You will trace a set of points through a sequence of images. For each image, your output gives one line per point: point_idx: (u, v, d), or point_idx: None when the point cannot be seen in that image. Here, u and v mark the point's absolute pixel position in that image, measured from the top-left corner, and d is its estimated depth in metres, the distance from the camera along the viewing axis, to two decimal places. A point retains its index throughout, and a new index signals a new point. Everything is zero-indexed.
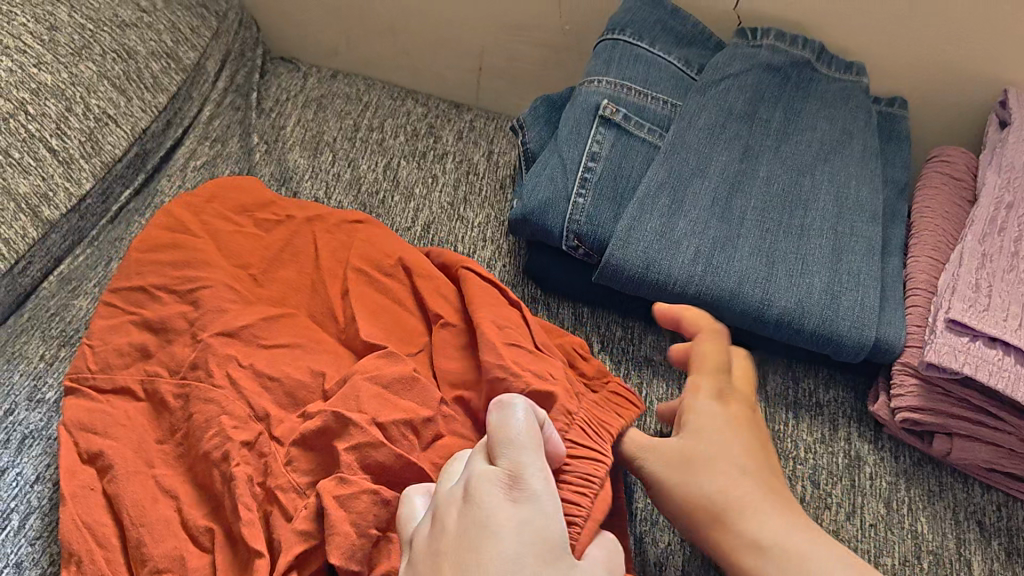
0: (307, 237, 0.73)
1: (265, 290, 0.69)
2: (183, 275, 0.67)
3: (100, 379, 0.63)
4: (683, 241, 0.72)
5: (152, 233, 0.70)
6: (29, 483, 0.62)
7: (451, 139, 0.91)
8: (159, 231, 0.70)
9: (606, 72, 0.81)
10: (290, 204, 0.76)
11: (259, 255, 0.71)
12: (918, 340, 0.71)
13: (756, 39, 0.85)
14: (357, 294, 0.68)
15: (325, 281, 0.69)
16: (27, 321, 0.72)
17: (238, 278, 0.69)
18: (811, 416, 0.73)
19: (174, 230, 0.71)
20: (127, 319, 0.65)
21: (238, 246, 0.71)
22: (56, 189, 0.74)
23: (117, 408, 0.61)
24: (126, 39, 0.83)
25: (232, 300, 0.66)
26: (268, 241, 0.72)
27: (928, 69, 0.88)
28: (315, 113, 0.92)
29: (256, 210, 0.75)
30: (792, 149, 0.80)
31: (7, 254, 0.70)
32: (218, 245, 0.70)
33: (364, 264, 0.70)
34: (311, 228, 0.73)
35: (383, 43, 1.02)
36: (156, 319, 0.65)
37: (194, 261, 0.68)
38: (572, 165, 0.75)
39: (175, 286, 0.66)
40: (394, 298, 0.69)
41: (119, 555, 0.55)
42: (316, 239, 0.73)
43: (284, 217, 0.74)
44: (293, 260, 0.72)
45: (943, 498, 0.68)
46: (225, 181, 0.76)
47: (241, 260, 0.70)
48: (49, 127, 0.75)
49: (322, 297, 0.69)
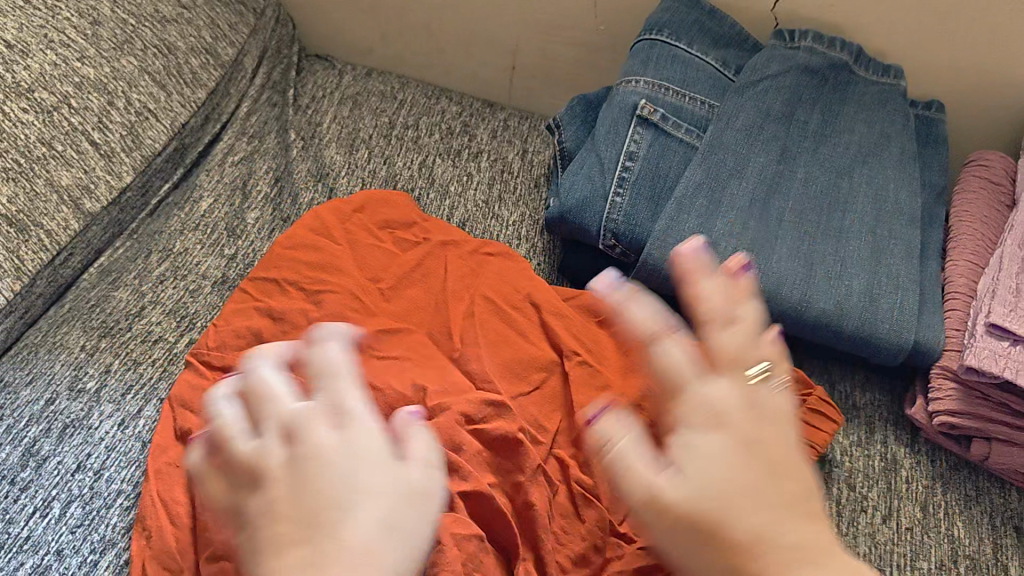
0: (434, 256, 0.75)
1: (390, 306, 0.71)
2: (317, 279, 0.71)
3: (212, 355, 0.65)
4: (721, 242, 0.72)
5: (297, 232, 0.75)
6: (70, 471, 0.63)
7: (486, 137, 0.92)
8: (305, 232, 0.75)
9: (643, 72, 0.81)
10: (434, 228, 0.78)
11: (406, 266, 0.74)
12: (956, 344, 0.70)
13: (794, 40, 0.85)
14: (483, 321, 0.69)
15: (449, 301, 0.71)
16: (68, 313, 0.72)
17: (361, 284, 0.72)
18: (847, 419, 0.73)
19: (318, 232, 0.75)
20: (252, 307, 0.69)
21: (374, 261, 0.74)
22: (98, 181, 0.75)
23: (222, 386, 0.63)
24: (167, 34, 0.84)
25: (353, 308, 0.70)
26: (412, 255, 0.75)
27: (966, 72, 0.88)
28: (350, 110, 0.93)
29: (399, 228, 0.78)
30: (830, 151, 0.80)
31: (49, 246, 0.71)
32: (355, 255, 0.74)
33: (496, 296, 0.71)
34: (445, 252, 0.76)
35: (417, 41, 1.02)
36: (276, 309, 0.68)
37: (328, 266, 0.72)
38: (609, 165, 0.75)
39: (306, 285, 0.70)
40: (518, 331, 0.69)
41: (188, 534, 0.56)
42: (453, 262, 0.75)
43: (422, 240, 0.77)
44: (437, 276, 0.74)
45: (980, 503, 0.68)
46: (379, 195, 0.80)
47: (360, 266, 0.74)
48: (92, 120, 0.76)
49: (443, 317, 0.70)
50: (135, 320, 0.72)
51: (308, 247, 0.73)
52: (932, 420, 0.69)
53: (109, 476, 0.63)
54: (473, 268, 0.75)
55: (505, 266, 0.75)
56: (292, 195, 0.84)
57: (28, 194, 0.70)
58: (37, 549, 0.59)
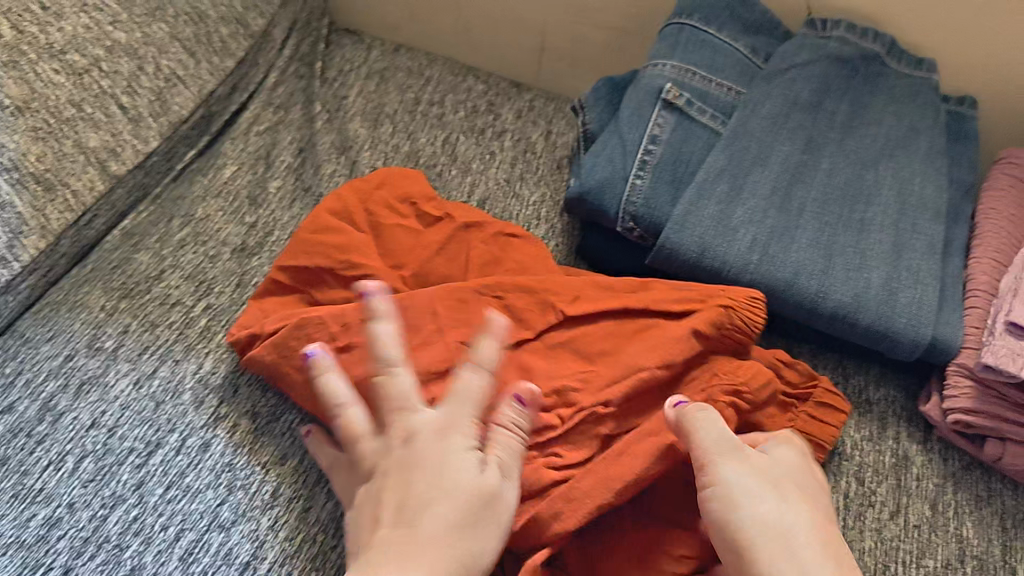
0: (456, 238, 0.72)
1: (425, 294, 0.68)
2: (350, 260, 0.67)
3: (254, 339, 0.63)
4: (740, 228, 0.71)
5: (317, 216, 0.70)
6: (85, 427, 0.64)
7: (511, 117, 0.92)
8: (324, 214, 0.71)
9: (670, 56, 0.80)
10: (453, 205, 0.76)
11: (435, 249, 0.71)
12: (975, 342, 0.69)
13: (825, 30, 0.84)
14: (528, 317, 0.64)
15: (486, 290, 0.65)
16: (90, 273, 0.73)
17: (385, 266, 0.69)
18: (860, 413, 0.72)
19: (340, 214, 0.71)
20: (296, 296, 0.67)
21: (401, 247, 0.71)
22: (125, 145, 0.76)
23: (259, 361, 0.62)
24: (198, 2, 0.85)
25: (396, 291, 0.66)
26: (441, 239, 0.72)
27: (1002, 69, 0.86)
28: (377, 85, 0.93)
29: (420, 202, 0.75)
30: (856, 143, 0.79)
31: (74, 206, 0.72)
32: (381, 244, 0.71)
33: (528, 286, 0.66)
34: (469, 237, 0.73)
35: (448, 19, 1.02)
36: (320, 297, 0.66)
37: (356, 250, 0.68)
38: (632, 147, 0.75)
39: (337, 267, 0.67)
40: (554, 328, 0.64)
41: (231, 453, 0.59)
42: (476, 248, 0.72)
43: (443, 217, 0.73)
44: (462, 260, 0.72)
45: (992, 504, 0.67)
46: (397, 171, 0.77)
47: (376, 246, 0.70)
48: (121, 85, 0.77)
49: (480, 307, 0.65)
50: (155, 283, 0.73)
51: (329, 228, 0.69)
52: (947, 417, 0.68)
53: (122, 433, 0.64)
54: (495, 252, 0.72)
55: (530, 249, 0.74)
56: (315, 166, 0.84)
57: (56, 154, 0.71)
58: (49, 501, 0.60)
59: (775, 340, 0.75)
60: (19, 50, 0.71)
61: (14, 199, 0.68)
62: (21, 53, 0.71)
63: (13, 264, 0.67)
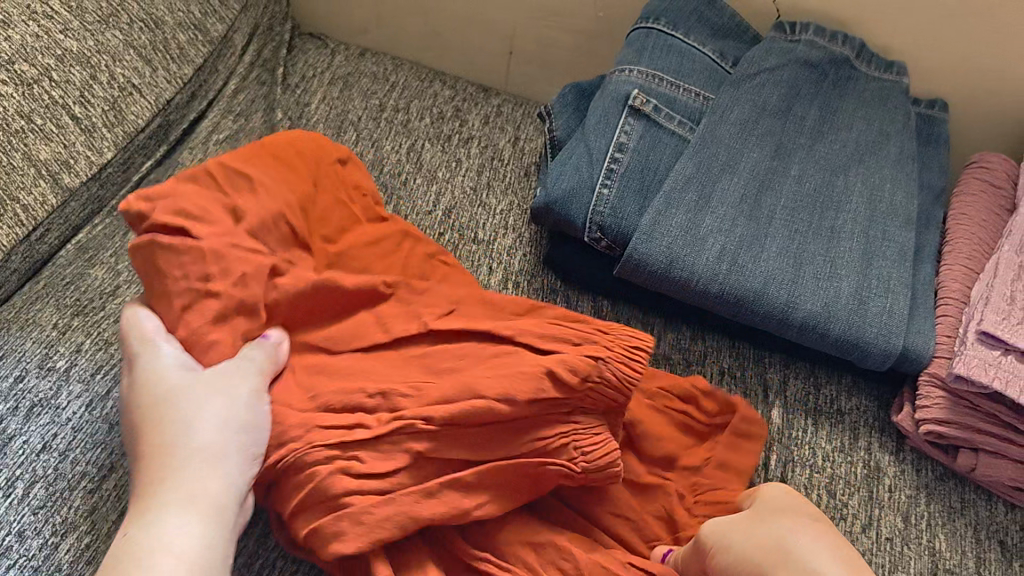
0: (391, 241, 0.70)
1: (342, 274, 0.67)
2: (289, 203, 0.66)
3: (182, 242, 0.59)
4: (709, 238, 0.70)
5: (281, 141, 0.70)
6: (35, 451, 0.62)
7: (478, 123, 0.90)
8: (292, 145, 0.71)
9: (637, 62, 0.79)
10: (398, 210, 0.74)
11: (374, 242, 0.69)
12: (947, 351, 0.69)
13: (795, 33, 0.83)
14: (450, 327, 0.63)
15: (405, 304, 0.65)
16: (42, 289, 0.71)
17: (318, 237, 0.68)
18: (832, 423, 0.71)
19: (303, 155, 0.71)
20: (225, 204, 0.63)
21: (339, 225, 0.70)
22: (78, 156, 0.74)
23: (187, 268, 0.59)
24: (154, 8, 0.83)
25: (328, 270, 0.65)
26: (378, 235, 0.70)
27: (971, 72, 0.86)
28: (340, 91, 0.91)
29: (370, 194, 0.73)
30: (826, 149, 0.78)
31: (25, 221, 0.70)
32: (324, 208, 0.70)
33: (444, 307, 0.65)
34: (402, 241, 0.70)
35: (414, 23, 1.00)
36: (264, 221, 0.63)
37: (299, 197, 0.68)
38: (599, 156, 0.73)
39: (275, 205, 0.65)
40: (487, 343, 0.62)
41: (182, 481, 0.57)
42: (408, 255, 0.70)
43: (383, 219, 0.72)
44: (391, 261, 0.69)
45: (965, 516, 0.66)
46: (360, 161, 0.75)
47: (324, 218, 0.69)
48: (73, 95, 0.75)
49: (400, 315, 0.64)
50: (109, 299, 0.71)
51: (273, 169, 0.67)
52: (918, 428, 0.67)
53: (74, 458, 0.62)
54: (425, 268, 0.70)
55: (462, 276, 0.70)
56: None
57: (4, 167, 0.69)
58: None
59: (745, 349, 0.74)
60: None
61: None
62: None
63: None
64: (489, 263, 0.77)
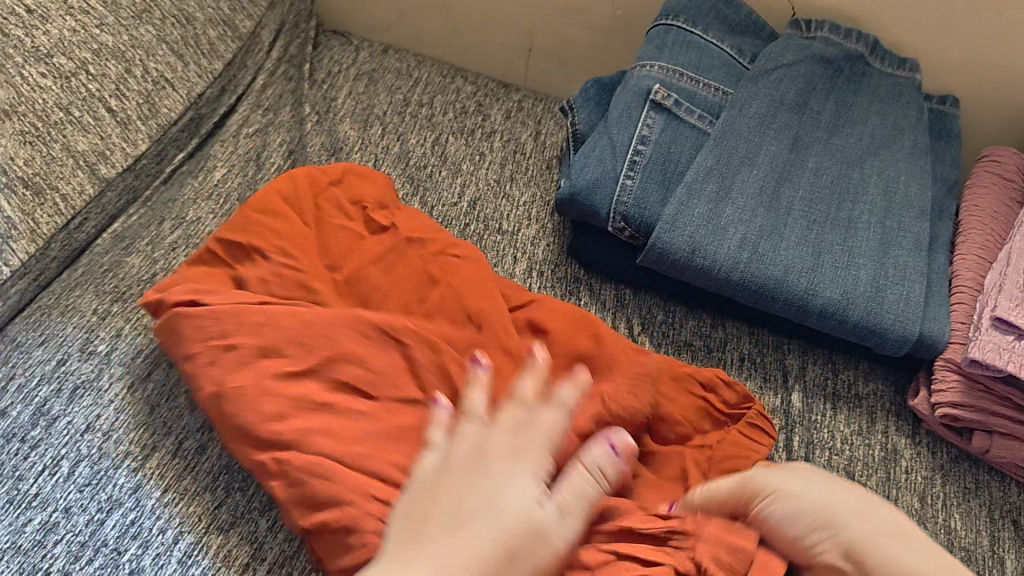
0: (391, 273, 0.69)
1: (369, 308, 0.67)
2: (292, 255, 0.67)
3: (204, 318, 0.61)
4: (729, 228, 0.72)
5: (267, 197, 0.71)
6: (79, 431, 0.64)
7: (500, 117, 0.92)
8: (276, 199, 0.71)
9: (658, 57, 0.81)
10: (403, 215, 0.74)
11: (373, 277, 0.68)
12: (962, 337, 0.71)
13: (810, 31, 0.85)
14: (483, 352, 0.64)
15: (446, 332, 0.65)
16: (81, 276, 0.73)
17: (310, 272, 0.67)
18: (849, 408, 0.73)
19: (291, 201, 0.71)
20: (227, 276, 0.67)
21: (339, 249, 0.70)
22: (114, 148, 0.76)
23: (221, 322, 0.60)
24: (186, 4, 0.85)
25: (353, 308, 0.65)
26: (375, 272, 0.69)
27: (983, 68, 0.88)
28: (366, 87, 0.93)
29: (373, 210, 0.73)
30: (842, 142, 0.80)
31: (64, 210, 0.72)
32: (322, 241, 0.70)
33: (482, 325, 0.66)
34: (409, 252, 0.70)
35: (435, 20, 1.03)
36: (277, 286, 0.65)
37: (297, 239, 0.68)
38: (621, 148, 0.76)
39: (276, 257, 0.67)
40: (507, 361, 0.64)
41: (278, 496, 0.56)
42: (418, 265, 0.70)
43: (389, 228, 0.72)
44: (401, 276, 0.69)
45: (979, 496, 0.68)
46: (354, 170, 0.75)
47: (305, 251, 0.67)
48: (109, 88, 0.77)
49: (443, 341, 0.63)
50: (147, 286, 0.73)
51: (274, 212, 0.70)
52: (934, 411, 0.70)
53: (117, 437, 0.64)
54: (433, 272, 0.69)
55: (470, 269, 0.70)
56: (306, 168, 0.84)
57: (44, 157, 0.71)
58: (46, 506, 0.60)
59: (765, 336, 0.76)
60: (5, 53, 0.70)
61: (3, 203, 0.68)
62: (6, 57, 0.70)
63: (3, 268, 0.67)
64: (513, 252, 0.80)
